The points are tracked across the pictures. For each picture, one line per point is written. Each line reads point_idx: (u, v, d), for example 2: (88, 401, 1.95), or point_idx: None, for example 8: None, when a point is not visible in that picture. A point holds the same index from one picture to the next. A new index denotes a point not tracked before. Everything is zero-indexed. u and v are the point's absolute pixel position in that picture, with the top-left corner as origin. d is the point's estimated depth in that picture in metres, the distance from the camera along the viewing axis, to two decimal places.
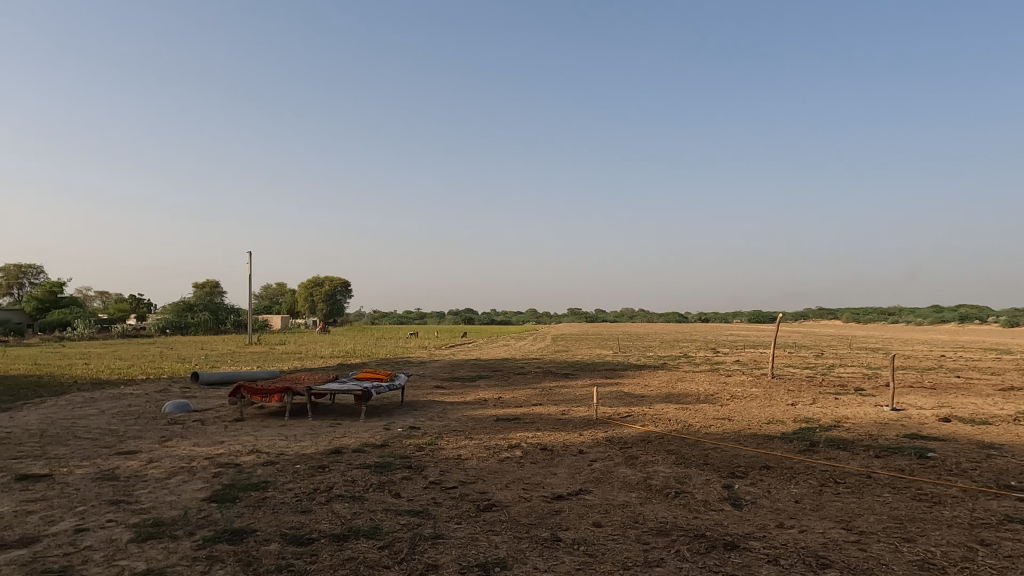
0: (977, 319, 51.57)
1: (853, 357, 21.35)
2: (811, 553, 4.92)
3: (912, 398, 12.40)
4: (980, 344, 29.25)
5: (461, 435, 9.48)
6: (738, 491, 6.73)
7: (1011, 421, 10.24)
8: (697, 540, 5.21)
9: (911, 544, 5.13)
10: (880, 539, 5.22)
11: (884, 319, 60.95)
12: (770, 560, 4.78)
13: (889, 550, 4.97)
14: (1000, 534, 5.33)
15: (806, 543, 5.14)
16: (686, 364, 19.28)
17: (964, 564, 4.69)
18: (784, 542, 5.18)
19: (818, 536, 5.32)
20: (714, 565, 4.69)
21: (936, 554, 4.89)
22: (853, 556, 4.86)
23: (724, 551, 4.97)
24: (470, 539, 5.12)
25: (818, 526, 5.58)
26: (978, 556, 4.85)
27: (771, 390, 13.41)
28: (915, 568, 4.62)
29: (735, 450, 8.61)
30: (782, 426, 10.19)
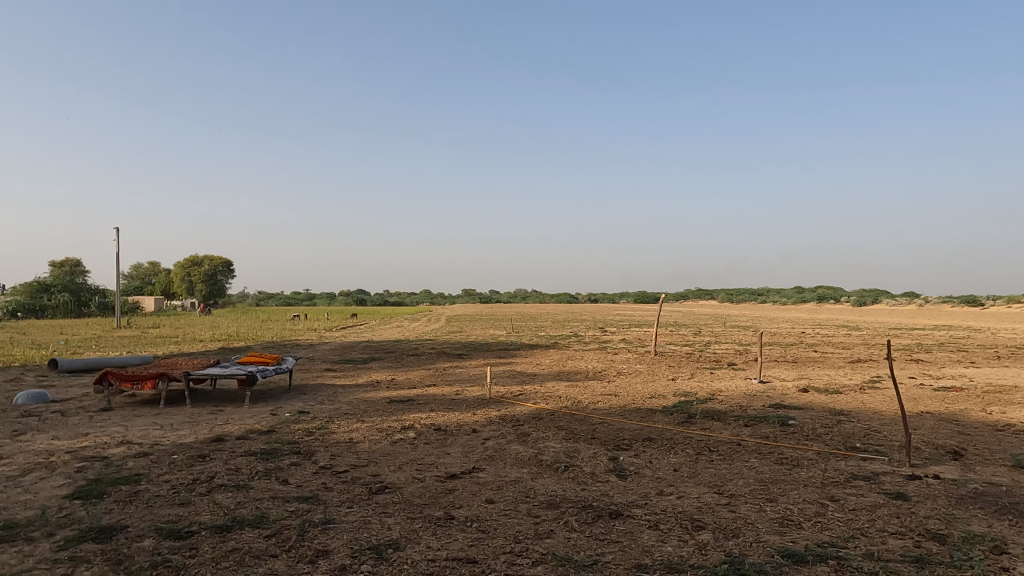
0: (833, 299, 56.84)
1: (728, 334, 23.11)
2: (687, 517, 5.29)
3: (775, 371, 13.56)
4: (836, 321, 32.33)
5: (352, 419, 9.29)
6: (623, 463, 7.08)
7: (857, 389, 11.51)
8: (584, 511, 5.45)
9: (773, 503, 5.64)
10: (746, 501, 5.70)
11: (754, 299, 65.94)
12: (651, 526, 5.09)
13: (754, 510, 5.44)
14: (847, 490, 5.97)
15: (682, 508, 5.52)
16: (576, 343, 19.98)
17: (817, 519, 5.22)
18: (663, 508, 5.52)
19: (694, 501, 5.72)
20: (600, 533, 4.93)
21: (794, 511, 5.42)
22: (724, 517, 5.27)
23: (610, 519, 5.24)
24: (362, 522, 5.07)
25: (694, 491, 6.00)
26: (828, 511, 5.43)
27: (654, 366, 14.24)
28: (776, 525, 5.09)
29: (621, 424, 9.03)
30: (663, 400, 10.79)
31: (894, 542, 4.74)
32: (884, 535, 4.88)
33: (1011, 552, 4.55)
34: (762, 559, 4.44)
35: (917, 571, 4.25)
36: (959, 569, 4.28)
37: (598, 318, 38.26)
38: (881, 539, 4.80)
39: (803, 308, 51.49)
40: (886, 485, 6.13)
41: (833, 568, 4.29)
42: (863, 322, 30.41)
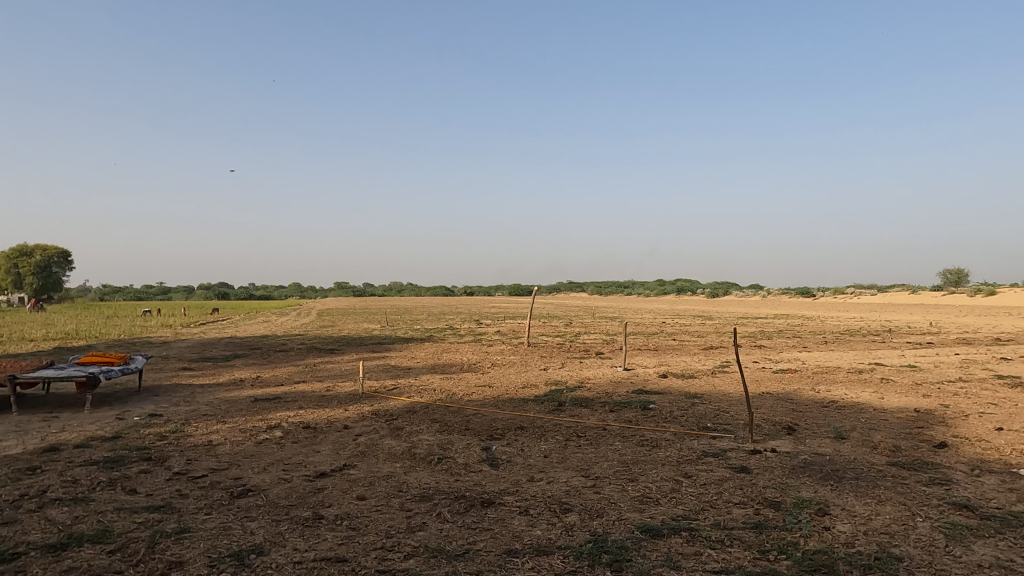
0: (690, 290, 61.28)
1: (596, 324, 24.25)
2: (555, 501, 5.49)
3: (638, 359, 14.41)
4: (694, 311, 34.86)
5: (212, 420, 8.69)
6: (495, 452, 7.21)
7: (709, 374, 12.53)
8: (457, 501, 5.49)
9: (634, 483, 6.00)
10: (610, 482, 6.02)
11: (620, 291, 69.51)
12: (521, 511, 5.23)
13: (617, 490, 5.75)
14: (699, 467, 6.48)
15: (551, 492, 5.72)
16: (452, 335, 20.05)
17: (673, 494, 5.62)
18: (533, 494, 5.70)
19: (562, 485, 5.95)
20: (472, 522, 5.00)
21: (652, 489, 5.80)
22: (589, 499, 5.53)
23: (482, 508, 5.32)
24: (222, 529, 4.77)
25: (563, 476, 6.24)
26: (682, 486, 5.86)
27: (527, 357, 14.62)
28: (636, 503, 5.42)
29: (494, 414, 9.18)
30: (535, 390, 11.11)
31: (738, 511, 5.22)
32: (729, 506, 5.35)
33: (831, 512, 5.17)
34: (624, 535, 4.72)
35: (756, 536, 4.72)
36: (790, 530, 4.80)
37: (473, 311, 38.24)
38: (726, 509, 5.27)
39: (665, 299, 55.13)
40: (732, 460, 6.73)
41: (685, 539, 4.65)
42: (716, 312, 33.06)
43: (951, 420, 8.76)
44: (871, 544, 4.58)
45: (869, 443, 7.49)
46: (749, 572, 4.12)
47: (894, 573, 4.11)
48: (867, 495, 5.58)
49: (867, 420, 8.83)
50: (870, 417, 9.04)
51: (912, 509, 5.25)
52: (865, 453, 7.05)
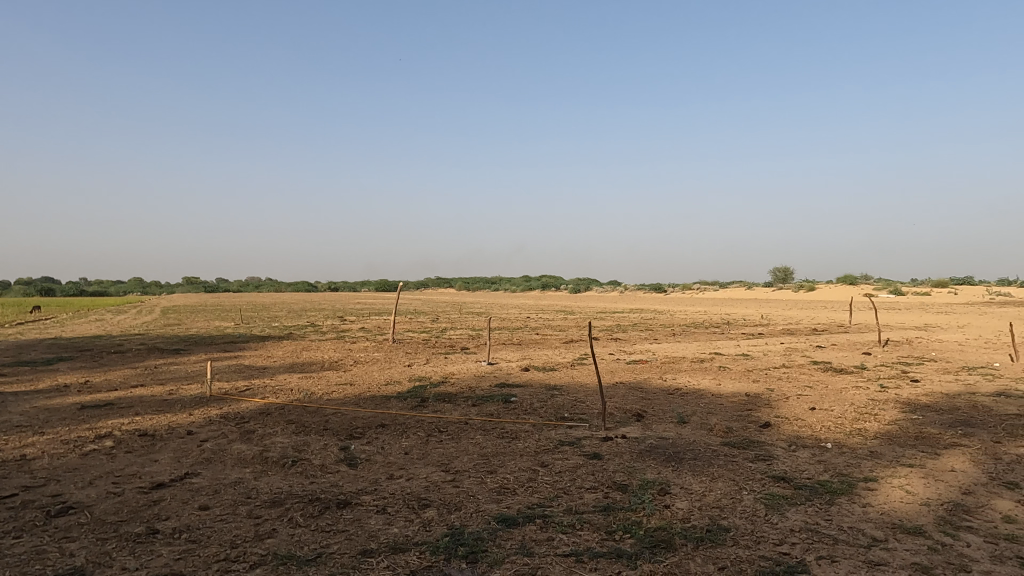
0: (553, 286, 63.46)
1: (463, 320, 24.40)
2: (414, 497, 5.45)
3: (502, 353, 14.66)
4: (556, 307, 36.17)
5: (26, 432, 7.65)
6: (354, 451, 7.01)
7: (569, 366, 13.05)
8: (311, 504, 5.28)
9: (493, 474, 6.11)
10: (469, 475, 6.08)
11: (486, 287, 70.38)
12: (378, 510, 5.14)
13: (476, 483, 5.83)
14: (555, 456, 6.74)
15: (410, 489, 5.67)
16: (312, 333, 19.22)
17: (529, 484, 5.80)
18: (392, 492, 5.62)
19: (422, 481, 5.93)
20: (327, 525, 4.84)
21: (510, 479, 5.94)
22: (448, 493, 5.56)
23: (337, 509, 5.16)
24: (34, 553, 4.23)
25: (422, 472, 6.21)
26: (539, 475, 6.07)
27: (391, 353, 14.36)
28: (494, 494, 5.54)
29: (355, 413, 8.92)
30: (399, 386, 10.95)
31: (589, 496, 5.50)
32: (581, 491, 5.62)
33: (671, 491, 5.60)
34: (481, 527, 4.80)
35: (604, 518, 5.00)
36: (634, 511, 5.14)
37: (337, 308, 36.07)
38: (579, 494, 5.53)
39: (529, 294, 56.60)
40: (585, 448, 7.07)
41: (539, 525, 4.83)
42: (578, 307, 34.59)
43: (775, 402, 9.82)
44: (704, 517, 5.02)
45: (706, 426, 8.20)
46: (597, 553, 4.36)
47: (722, 542, 4.54)
48: (702, 474, 6.11)
49: (706, 405, 9.66)
50: (708, 402, 9.89)
51: (739, 484, 5.83)
52: (703, 435, 7.72)
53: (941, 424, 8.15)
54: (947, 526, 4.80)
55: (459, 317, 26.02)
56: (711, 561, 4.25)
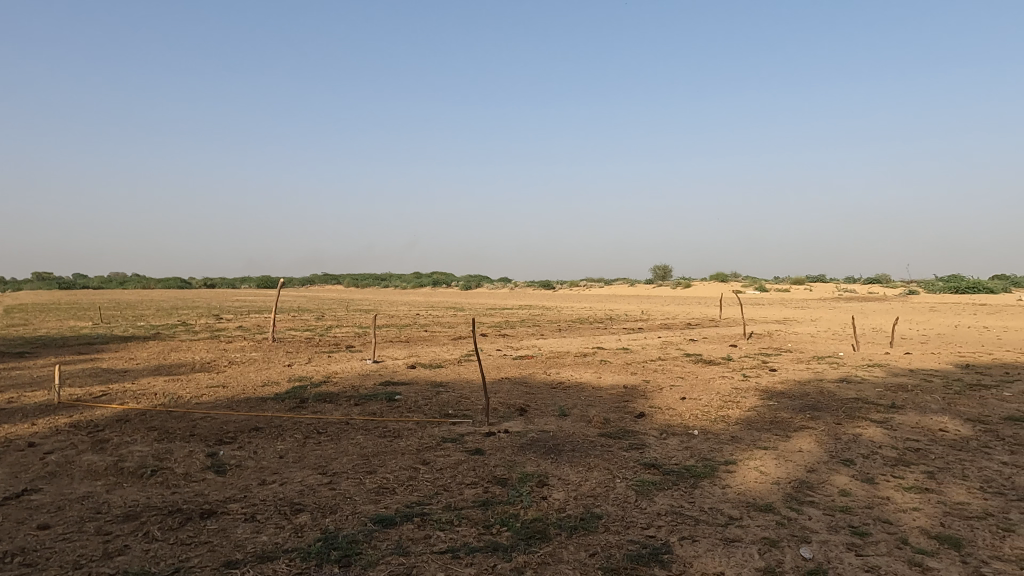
0: (443, 283, 63.12)
1: (349, 318, 23.67)
2: (286, 503, 5.23)
3: (388, 351, 14.39)
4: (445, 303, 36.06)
5: None
6: (222, 457, 6.60)
7: (456, 363, 13.03)
8: (170, 516, 4.91)
9: (372, 474, 5.98)
10: (347, 476, 5.92)
11: (373, 283, 68.79)
12: (247, 519, 4.89)
13: (354, 484, 5.68)
14: (437, 453, 6.72)
15: (283, 494, 5.43)
16: (182, 332, 17.86)
17: (409, 483, 5.74)
18: (263, 498, 5.35)
19: (296, 485, 5.69)
20: (188, 538, 4.53)
21: (389, 479, 5.85)
22: (324, 496, 5.38)
23: (200, 520, 4.84)
24: None
25: (298, 476, 5.96)
26: (420, 474, 6.02)
27: (270, 353, 13.65)
28: (372, 495, 5.43)
29: (226, 417, 8.39)
30: (277, 387, 10.44)
31: (468, 491, 5.54)
32: (461, 487, 5.65)
33: (549, 483, 5.76)
34: (356, 529, 4.69)
35: (482, 513, 5.06)
36: (512, 504, 5.24)
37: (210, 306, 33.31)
38: (458, 491, 5.56)
39: (418, 291, 56.01)
40: (468, 444, 7.10)
41: (416, 524, 4.80)
42: (466, 304, 34.71)
43: (650, 393, 10.37)
44: (578, 507, 5.21)
45: (585, 418, 8.52)
46: (473, 548, 4.40)
47: (594, 530, 4.74)
48: (579, 464, 6.34)
49: (587, 397, 10.02)
50: (589, 395, 10.26)
51: (613, 472, 6.10)
52: (582, 427, 8.00)
53: (793, 409, 8.98)
54: (793, 502, 5.30)
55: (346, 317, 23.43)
56: (583, 549, 4.42)
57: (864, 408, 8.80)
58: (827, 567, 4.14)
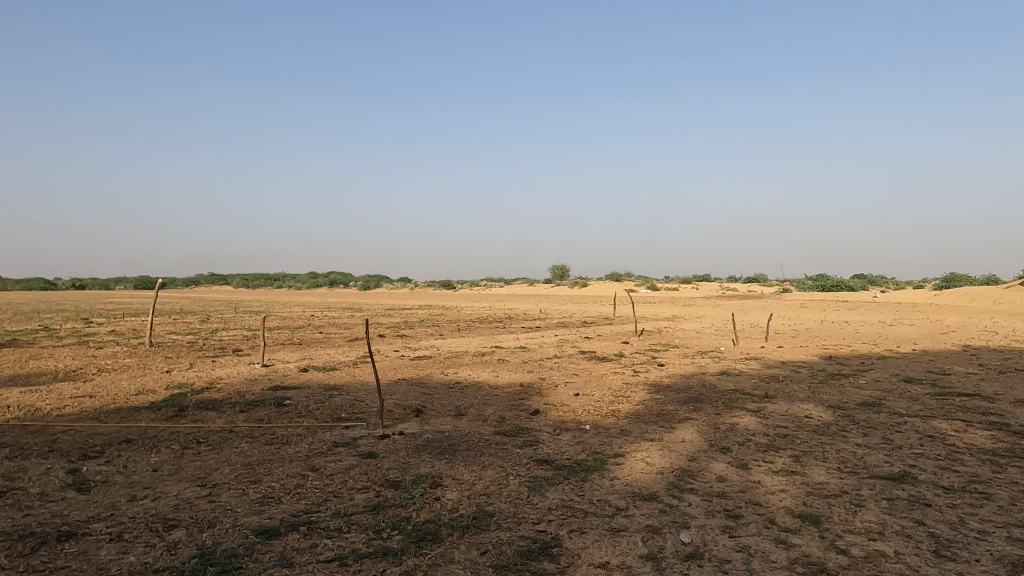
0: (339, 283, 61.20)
1: (237, 319, 22.45)
2: (159, 519, 4.87)
3: (278, 354, 13.77)
4: (340, 304, 35.02)
5: None
6: (86, 474, 6.04)
7: (351, 365, 12.69)
8: (20, 542, 4.44)
9: (256, 484, 5.70)
10: (229, 487, 5.60)
11: (263, 284, 65.58)
12: (112, 539, 4.51)
13: (236, 495, 5.39)
14: (327, 458, 6.51)
15: (156, 510, 5.06)
16: (44, 338, 16.20)
17: (296, 491, 5.52)
18: (131, 515, 4.96)
19: (171, 499, 5.32)
20: (42, 564, 4.12)
21: (275, 488, 5.60)
22: (202, 510, 5.06)
23: (58, 544, 4.42)
24: None
25: (173, 489, 5.58)
26: (308, 481, 5.81)
27: (146, 358, 12.66)
28: (255, 505, 5.18)
29: (92, 429, 7.69)
30: (153, 395, 9.70)
31: (359, 496, 5.41)
32: (352, 492, 5.51)
33: (442, 483, 5.75)
34: (237, 543, 4.46)
35: (374, 517, 4.96)
36: (405, 506, 5.17)
37: (77, 309, 30.42)
38: (349, 496, 5.42)
39: (312, 291, 54.02)
40: (360, 447, 6.94)
41: (303, 534, 4.62)
42: (363, 305, 33.90)
43: (545, 390, 10.60)
44: (471, 505, 5.23)
45: (482, 417, 8.56)
46: (363, 554, 4.31)
47: (486, 528, 4.77)
48: (473, 463, 6.37)
49: (483, 396, 10.08)
50: (486, 394, 10.32)
51: (506, 470, 6.18)
52: (478, 426, 8.04)
53: (678, 401, 9.50)
54: (674, 489, 5.60)
55: (232, 319, 22.64)
56: (474, 548, 4.44)
57: (740, 399, 9.45)
58: (704, 549, 4.40)
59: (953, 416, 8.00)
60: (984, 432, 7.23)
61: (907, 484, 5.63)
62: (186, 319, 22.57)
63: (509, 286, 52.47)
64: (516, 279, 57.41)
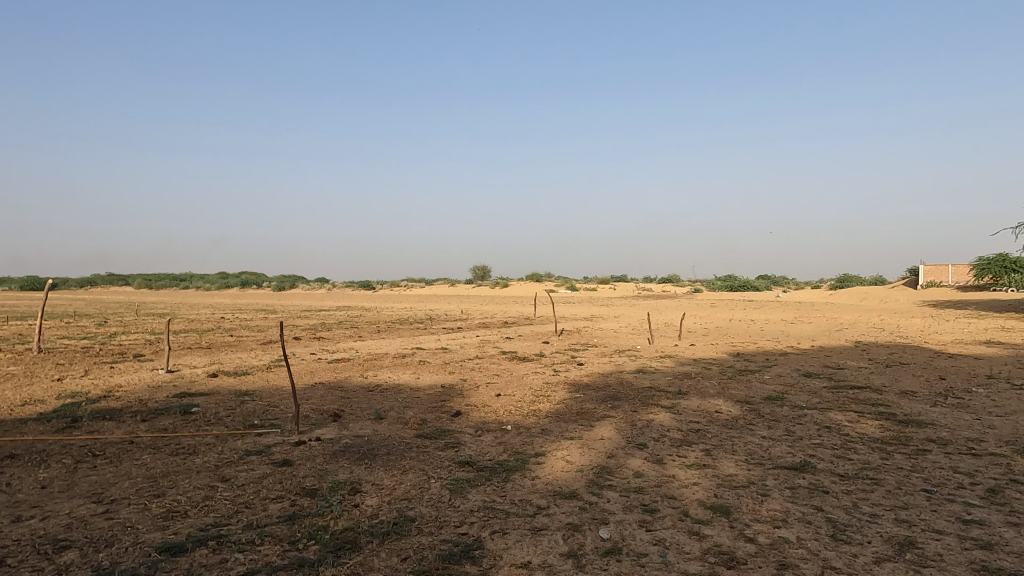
0: (252, 284, 58.75)
1: (139, 323, 21.12)
2: (48, 541, 4.51)
3: (185, 358, 13.04)
4: (254, 306, 33.67)
5: None
6: None
7: (264, 369, 12.21)
8: None
9: (159, 498, 5.38)
10: (129, 503, 5.25)
11: (168, 284, 62.07)
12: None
13: (136, 511, 5.06)
14: (238, 468, 6.23)
15: (44, 531, 4.68)
16: None
17: (204, 504, 5.25)
18: (16, 538, 4.56)
19: (63, 518, 4.93)
20: None
21: (181, 501, 5.30)
22: (98, 528, 4.72)
23: None
24: None
25: (64, 507, 5.17)
26: (217, 492, 5.54)
27: (34, 366, 11.68)
28: (158, 521, 4.88)
29: None
30: (41, 406, 8.95)
31: (273, 507, 5.21)
32: (265, 503, 5.30)
33: (361, 489, 5.62)
34: (137, 562, 4.18)
35: (289, 528, 4.79)
36: (322, 515, 5.02)
37: None
38: (262, 507, 5.21)
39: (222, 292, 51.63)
40: (274, 455, 6.69)
41: (211, 548, 4.40)
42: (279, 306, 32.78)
43: (467, 392, 10.57)
44: (391, 511, 5.15)
45: (402, 420, 8.44)
46: (277, 567, 4.15)
47: (407, 533, 4.71)
48: (394, 468, 6.27)
49: (404, 399, 9.93)
50: (406, 396, 10.18)
51: (427, 473, 6.12)
52: (399, 429, 7.92)
53: (596, 399, 9.71)
54: (594, 487, 5.73)
55: (132, 322, 21.62)
56: (395, 554, 4.38)
57: (655, 396, 9.78)
58: (622, 545, 4.52)
59: (847, 408, 8.61)
60: (874, 422, 7.82)
61: (807, 473, 6.00)
62: (79, 321, 21.45)
63: (430, 286, 52.07)
64: (438, 280, 56.93)
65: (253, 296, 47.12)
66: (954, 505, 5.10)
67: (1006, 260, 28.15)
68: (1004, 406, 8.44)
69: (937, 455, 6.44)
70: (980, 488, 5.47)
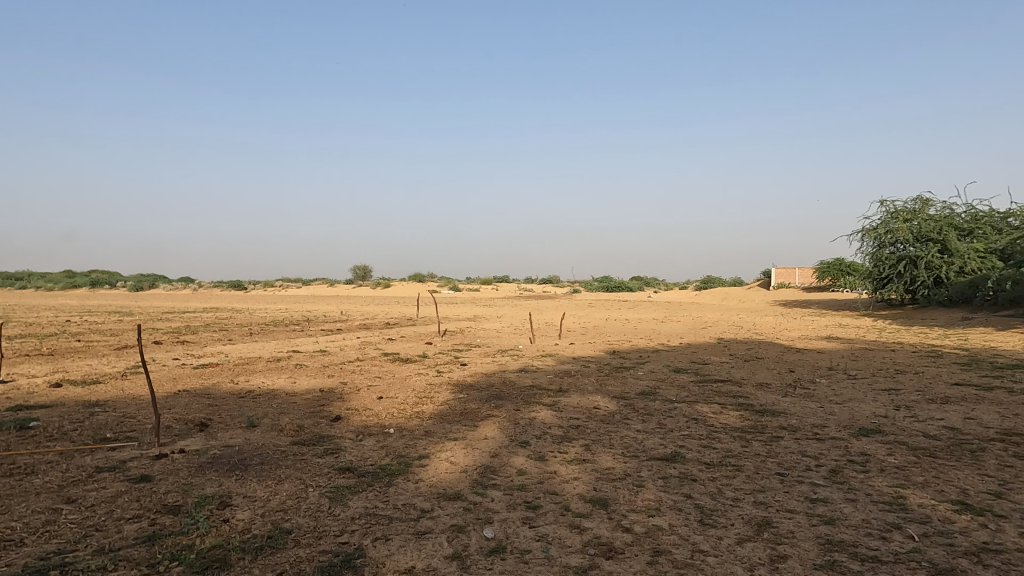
0: (104, 283, 53.55)
1: None
2: None
3: (22, 367, 11.62)
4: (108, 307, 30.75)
5: None
6: None
7: (118, 377, 11.15)
8: None
9: None
10: None
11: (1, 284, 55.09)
12: None
13: None
14: (86, 488, 5.64)
15: None
16: None
17: (45, 530, 4.71)
18: None
19: None
20: None
21: (15, 529, 4.72)
22: None
23: None
24: None
25: None
26: (61, 516, 4.99)
27: None
28: None
29: None
30: None
31: (129, 528, 4.77)
32: (119, 524, 4.84)
33: (231, 503, 5.28)
34: None
35: (148, 549, 4.41)
36: (186, 533, 4.66)
37: None
38: (116, 528, 4.75)
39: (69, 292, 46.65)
40: (131, 471, 6.12)
41: None
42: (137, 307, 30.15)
43: (347, 395, 10.25)
44: (266, 524, 4.88)
45: (277, 427, 8.04)
46: None
47: (282, 546, 4.49)
48: (268, 478, 5.95)
49: (279, 405, 9.45)
50: (281, 402, 9.69)
51: (304, 482, 5.87)
52: (273, 437, 7.53)
53: (480, 399, 9.76)
54: (477, 487, 5.75)
55: None
56: (268, 570, 4.15)
57: (537, 394, 10.00)
58: (506, 543, 4.57)
59: (712, 400, 9.27)
60: (735, 412, 8.47)
61: (677, 462, 6.39)
62: None
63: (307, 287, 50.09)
64: (317, 280, 55.07)
65: (107, 296, 43.12)
66: (803, 486, 5.63)
67: (842, 263, 31.54)
68: (842, 394, 9.45)
69: (788, 441, 7.08)
70: (824, 469, 6.08)
